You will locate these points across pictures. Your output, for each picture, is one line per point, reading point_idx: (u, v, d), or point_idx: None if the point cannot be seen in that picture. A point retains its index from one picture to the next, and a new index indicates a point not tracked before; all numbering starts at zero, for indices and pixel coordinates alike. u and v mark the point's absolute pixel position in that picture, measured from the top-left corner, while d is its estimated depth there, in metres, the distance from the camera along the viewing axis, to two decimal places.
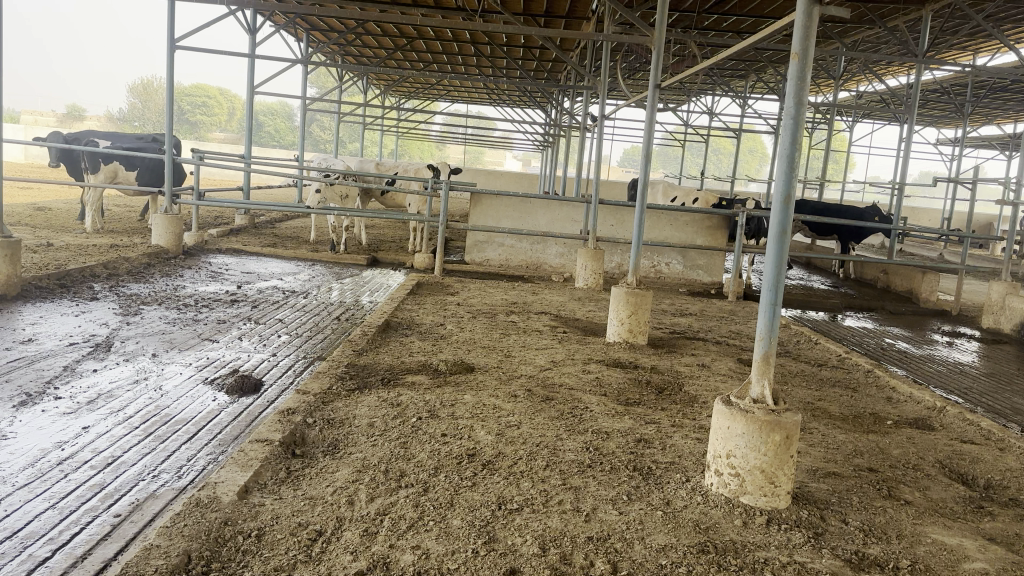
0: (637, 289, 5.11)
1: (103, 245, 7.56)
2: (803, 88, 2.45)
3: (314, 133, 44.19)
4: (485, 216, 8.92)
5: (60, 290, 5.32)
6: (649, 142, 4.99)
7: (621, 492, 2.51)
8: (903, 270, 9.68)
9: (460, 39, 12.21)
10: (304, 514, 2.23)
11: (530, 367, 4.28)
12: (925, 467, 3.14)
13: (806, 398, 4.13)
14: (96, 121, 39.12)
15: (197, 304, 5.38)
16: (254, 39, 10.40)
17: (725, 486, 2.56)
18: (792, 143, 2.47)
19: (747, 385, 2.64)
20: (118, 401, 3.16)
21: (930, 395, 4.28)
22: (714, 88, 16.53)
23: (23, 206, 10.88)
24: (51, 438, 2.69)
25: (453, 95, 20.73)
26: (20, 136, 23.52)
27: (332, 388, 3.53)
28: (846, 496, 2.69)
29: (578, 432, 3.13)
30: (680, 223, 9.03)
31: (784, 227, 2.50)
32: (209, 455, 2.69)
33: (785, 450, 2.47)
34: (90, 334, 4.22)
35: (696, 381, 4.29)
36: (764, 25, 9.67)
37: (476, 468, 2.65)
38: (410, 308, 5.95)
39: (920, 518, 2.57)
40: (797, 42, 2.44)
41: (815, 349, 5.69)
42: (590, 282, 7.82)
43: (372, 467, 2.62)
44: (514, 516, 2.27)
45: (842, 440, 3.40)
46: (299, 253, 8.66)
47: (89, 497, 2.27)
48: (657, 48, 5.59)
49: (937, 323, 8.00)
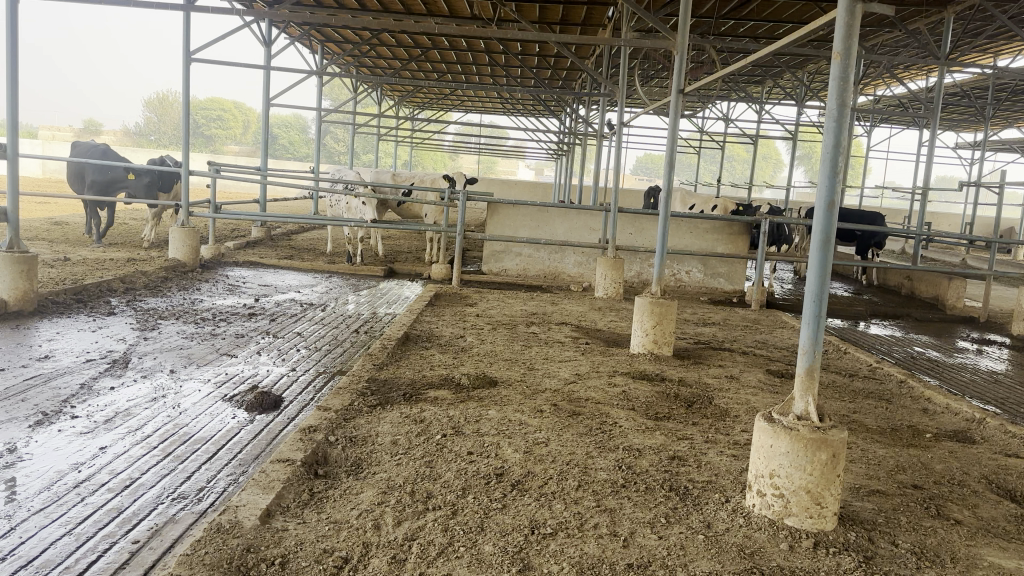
0: (661, 298, 4.99)
1: (120, 259, 7.57)
2: (846, 90, 2.34)
3: (329, 144, 44.59)
4: (503, 226, 8.82)
5: (76, 305, 5.28)
6: (672, 148, 4.86)
7: (658, 515, 2.39)
8: (929, 276, 9.44)
9: (474, 48, 12.21)
10: (329, 539, 2.13)
11: (555, 381, 4.17)
12: (971, 483, 2.98)
13: (840, 411, 3.98)
14: (114, 135, 39.65)
15: (214, 319, 5.32)
16: (269, 51, 10.43)
17: (768, 507, 2.42)
18: (835, 146, 2.35)
19: (789, 400, 2.52)
20: (136, 419, 3.09)
21: (968, 406, 4.11)
22: (730, 94, 16.39)
23: (40, 221, 10.94)
24: (67, 460, 2.62)
25: (467, 105, 20.81)
26: (38, 151, 23.75)
27: (353, 405, 3.43)
28: (893, 516, 2.54)
29: (608, 450, 3.01)
30: (701, 231, 8.88)
31: (828, 233, 2.38)
32: (229, 476, 2.60)
33: (832, 470, 2.35)
34: (107, 350, 4.17)
35: (725, 394, 4.15)
36: (783, 30, 9.56)
37: (506, 489, 2.54)
38: (429, 320, 5.86)
39: (974, 539, 2.41)
40: (840, 41, 2.33)
41: (845, 359, 5.53)
42: (609, 292, 7.70)
43: (397, 489, 2.52)
44: (548, 542, 2.16)
45: (882, 455, 3.25)
46: (315, 265, 8.60)
47: (106, 522, 2.19)
48: (679, 54, 5.45)
49: (966, 330, 7.78)
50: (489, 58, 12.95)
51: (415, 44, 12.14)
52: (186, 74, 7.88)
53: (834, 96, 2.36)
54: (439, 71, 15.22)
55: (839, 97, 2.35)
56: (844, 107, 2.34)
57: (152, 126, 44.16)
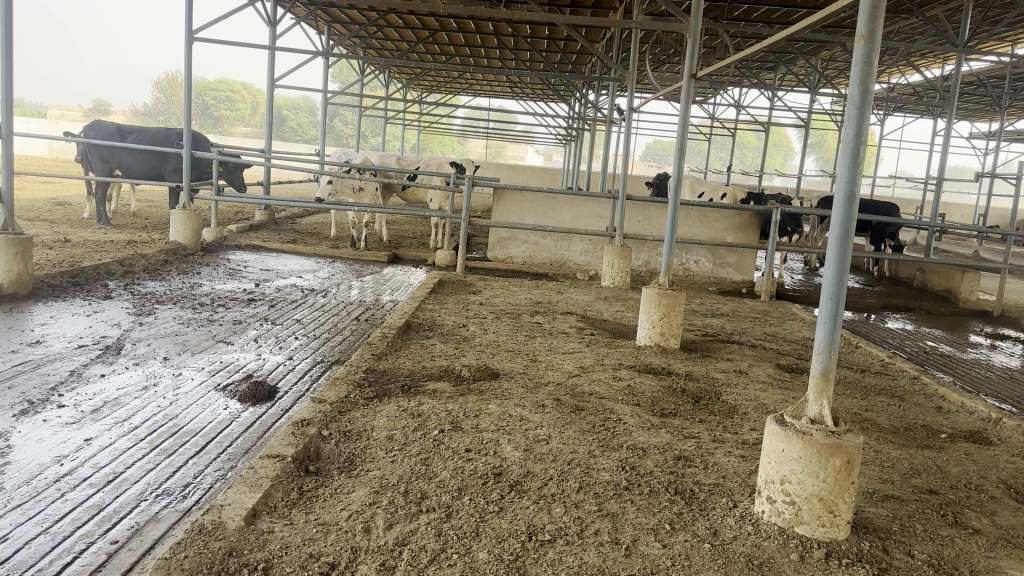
0: (669, 290, 4.86)
1: (120, 241, 7.48)
2: (869, 75, 2.20)
3: (336, 128, 44.50)
4: (508, 212, 8.69)
5: (73, 288, 5.19)
6: (683, 135, 4.67)
7: (663, 521, 2.28)
8: (942, 268, 9.25)
9: (482, 30, 12.04)
10: (316, 543, 2.03)
11: (559, 373, 4.06)
12: (989, 488, 2.85)
13: (853, 408, 3.85)
14: (122, 116, 39.47)
15: (212, 304, 5.23)
16: (274, 31, 10.26)
17: (778, 514, 2.31)
18: (857, 135, 2.22)
19: (802, 403, 2.40)
20: (125, 409, 3.00)
21: (984, 405, 3.96)
22: (741, 79, 16.08)
23: (44, 202, 10.86)
24: (50, 452, 2.53)
25: (476, 89, 20.62)
26: (44, 133, 23.76)
27: (349, 397, 3.33)
28: (909, 524, 2.41)
29: (612, 449, 2.90)
30: (710, 220, 8.71)
31: (848, 227, 2.25)
32: (216, 471, 2.51)
33: (846, 477, 2.23)
34: (101, 336, 4.08)
35: (734, 390, 4.02)
36: (797, 15, 9.34)
37: (504, 490, 2.44)
38: (432, 308, 5.75)
39: (994, 550, 2.29)
40: (863, 23, 2.19)
41: (856, 353, 5.38)
42: (616, 281, 7.57)
43: (390, 488, 2.42)
44: (546, 549, 2.05)
45: (896, 457, 3.13)
46: (318, 250, 8.51)
47: (85, 520, 2.10)
48: (693, 37, 5.23)
49: (978, 324, 7.60)
50: (498, 40, 12.76)
51: (423, 26, 11.97)
52: (186, 54, 7.73)
53: (857, 82, 2.22)
54: (448, 54, 15.03)
55: (862, 82, 2.21)
56: (867, 93, 2.21)
57: (161, 106, 44.01)
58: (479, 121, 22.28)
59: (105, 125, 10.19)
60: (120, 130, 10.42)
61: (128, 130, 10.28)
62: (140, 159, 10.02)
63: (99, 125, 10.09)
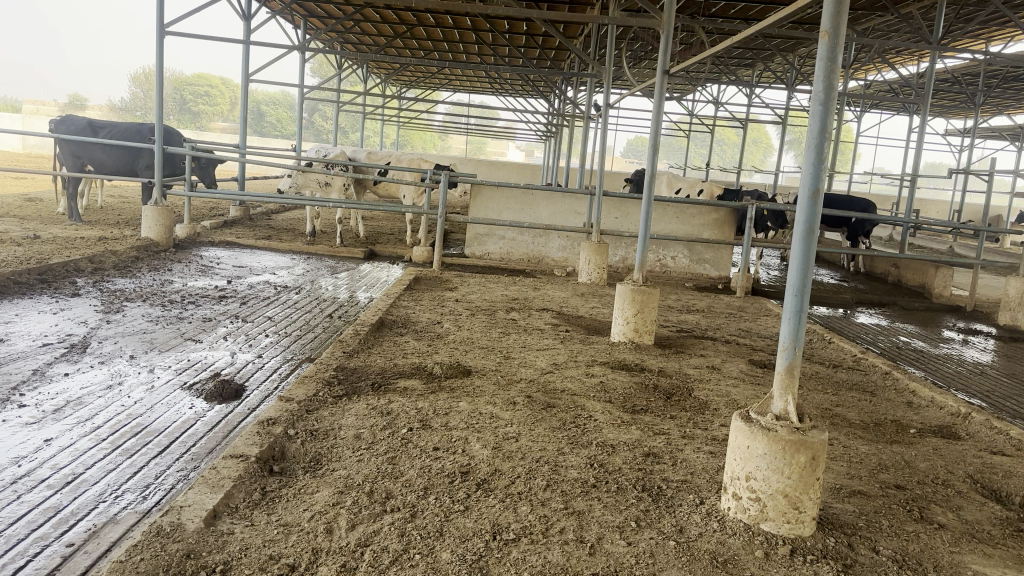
0: (643, 286, 4.86)
1: (91, 237, 7.35)
2: (833, 71, 2.20)
3: (316, 123, 44.13)
4: (486, 209, 8.66)
5: (41, 286, 5.09)
6: (656, 131, 4.66)
7: (629, 518, 2.27)
8: (915, 264, 9.36)
9: (460, 25, 11.95)
10: (277, 544, 2.00)
11: (531, 370, 4.04)
12: (956, 483, 2.89)
13: (823, 403, 3.89)
14: (97, 111, 38.87)
15: (182, 301, 5.14)
16: (248, 26, 10.11)
17: (744, 511, 2.31)
18: (821, 131, 2.22)
19: (768, 399, 2.40)
20: (87, 409, 2.93)
21: (954, 401, 4.00)
22: (720, 76, 16.16)
23: (14, 197, 10.66)
24: (8, 453, 2.46)
25: (455, 84, 20.55)
26: (18, 128, 23.37)
27: (318, 395, 3.29)
28: (875, 520, 2.43)
29: (580, 446, 2.89)
30: (687, 216, 8.74)
31: (812, 223, 2.26)
32: (179, 472, 2.46)
33: (811, 473, 2.24)
34: (66, 334, 3.99)
35: (706, 386, 4.03)
36: (773, 12, 9.37)
37: (471, 488, 2.42)
38: (406, 305, 5.71)
39: (958, 545, 2.31)
40: (828, 18, 2.17)
41: (829, 348, 5.42)
42: (593, 277, 7.57)
43: (356, 487, 2.39)
44: (510, 549, 2.04)
45: (865, 452, 3.15)
46: (293, 246, 8.42)
47: (40, 523, 2.05)
48: (667, 33, 5.21)
49: (950, 320, 7.69)
50: (475, 36, 12.69)
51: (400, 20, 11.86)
52: (157, 48, 7.59)
53: (821, 77, 2.22)
54: (426, 48, 14.95)
55: (826, 79, 2.21)
56: (831, 90, 2.21)
57: (137, 101, 43.38)
58: (459, 117, 22.22)
59: (76, 120, 9.99)
60: (91, 124, 10.22)
61: (100, 125, 10.09)
62: (112, 155, 9.85)
63: (70, 119, 9.89)
